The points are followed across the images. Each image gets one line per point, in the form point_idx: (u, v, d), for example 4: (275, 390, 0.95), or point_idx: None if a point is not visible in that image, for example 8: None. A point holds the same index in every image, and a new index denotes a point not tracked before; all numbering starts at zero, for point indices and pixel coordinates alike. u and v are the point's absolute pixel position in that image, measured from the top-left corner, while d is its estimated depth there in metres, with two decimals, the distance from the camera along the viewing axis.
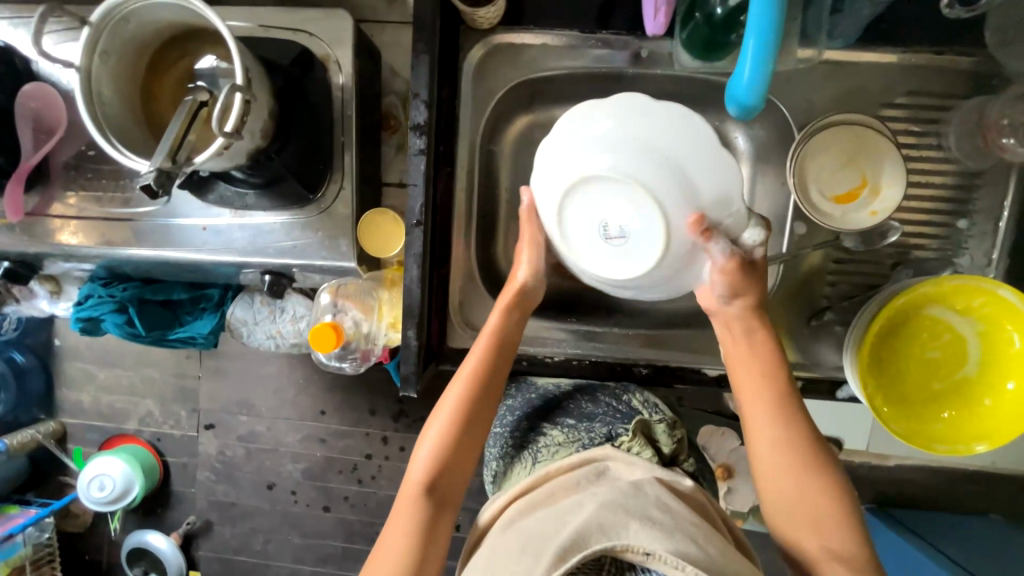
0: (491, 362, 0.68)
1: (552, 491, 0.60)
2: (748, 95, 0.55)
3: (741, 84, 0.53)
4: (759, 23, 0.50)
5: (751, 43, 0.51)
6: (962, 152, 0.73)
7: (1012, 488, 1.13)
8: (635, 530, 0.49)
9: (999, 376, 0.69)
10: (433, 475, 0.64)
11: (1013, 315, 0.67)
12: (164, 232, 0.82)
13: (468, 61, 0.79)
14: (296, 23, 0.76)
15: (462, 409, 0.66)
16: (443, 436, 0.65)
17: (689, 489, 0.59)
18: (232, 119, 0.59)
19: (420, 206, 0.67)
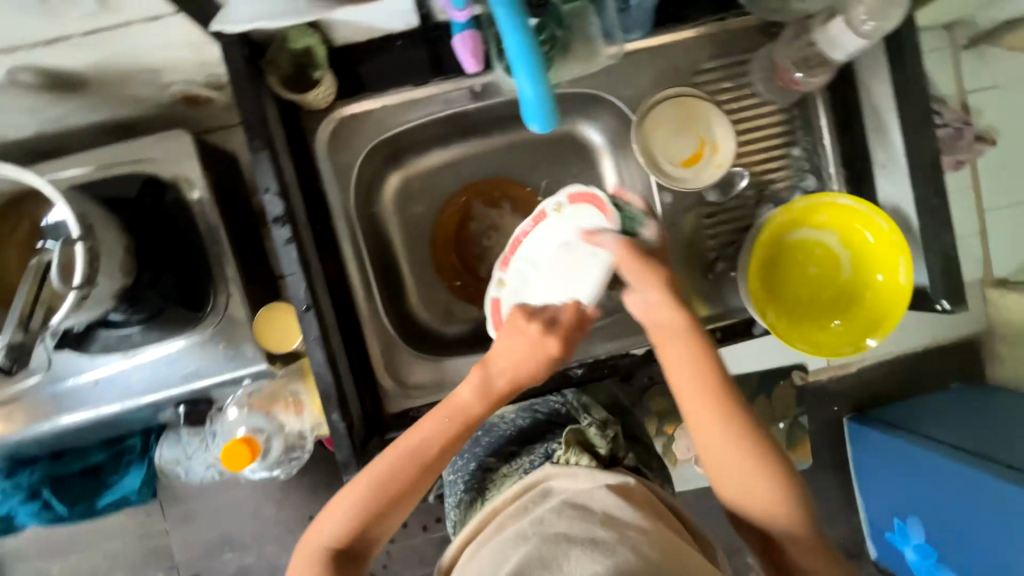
0: (458, 431, 0.65)
1: (497, 529, 0.59)
2: (542, 109, 0.57)
3: (529, 101, 0.55)
4: (518, 50, 0.54)
5: (519, 68, 0.54)
6: (771, 93, 0.83)
7: (961, 360, 1.19)
8: (575, 559, 0.48)
9: (868, 272, 0.77)
10: (353, 530, 0.62)
11: (858, 217, 0.76)
12: (57, 400, 0.77)
13: (319, 140, 0.81)
14: (135, 153, 0.75)
15: (393, 485, 0.63)
16: (374, 500, 0.62)
17: (631, 486, 0.60)
18: (78, 270, 0.57)
19: (304, 291, 0.68)
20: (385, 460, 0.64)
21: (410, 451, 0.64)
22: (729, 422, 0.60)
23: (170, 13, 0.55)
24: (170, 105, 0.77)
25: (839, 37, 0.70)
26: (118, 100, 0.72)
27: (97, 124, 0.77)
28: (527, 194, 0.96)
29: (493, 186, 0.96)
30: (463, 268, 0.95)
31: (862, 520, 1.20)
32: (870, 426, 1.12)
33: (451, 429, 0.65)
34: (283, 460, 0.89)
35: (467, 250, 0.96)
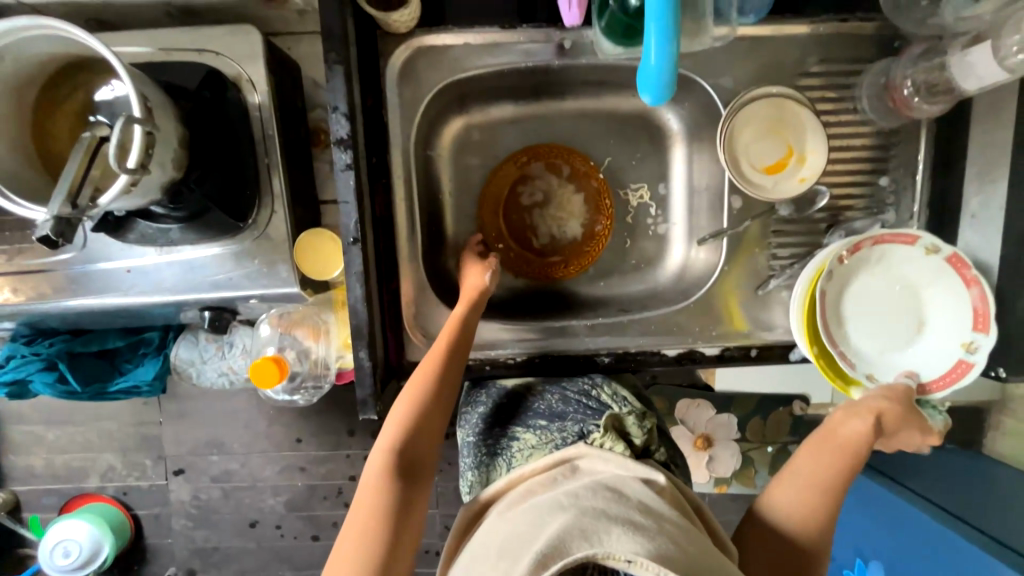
0: (456, 345, 0.72)
1: (524, 495, 0.61)
2: (660, 82, 0.52)
3: (652, 69, 0.51)
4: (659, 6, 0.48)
5: (652, 28, 0.49)
6: (876, 114, 0.77)
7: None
8: (616, 535, 0.48)
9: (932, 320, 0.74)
10: (400, 445, 0.66)
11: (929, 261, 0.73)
12: (87, 279, 0.76)
13: (391, 67, 0.76)
14: (201, 43, 0.72)
15: (417, 396, 0.69)
16: (407, 413, 0.68)
17: (660, 483, 0.60)
18: (134, 152, 0.55)
19: (355, 223, 0.65)
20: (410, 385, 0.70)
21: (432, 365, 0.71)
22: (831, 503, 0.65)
23: None
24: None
25: (974, 64, 0.66)
26: None
27: (162, 2, 0.72)
28: (587, 167, 0.91)
29: (553, 152, 0.90)
30: (508, 232, 0.92)
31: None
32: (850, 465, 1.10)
33: (455, 335, 0.73)
34: (307, 387, 0.90)
35: (516, 213, 0.92)
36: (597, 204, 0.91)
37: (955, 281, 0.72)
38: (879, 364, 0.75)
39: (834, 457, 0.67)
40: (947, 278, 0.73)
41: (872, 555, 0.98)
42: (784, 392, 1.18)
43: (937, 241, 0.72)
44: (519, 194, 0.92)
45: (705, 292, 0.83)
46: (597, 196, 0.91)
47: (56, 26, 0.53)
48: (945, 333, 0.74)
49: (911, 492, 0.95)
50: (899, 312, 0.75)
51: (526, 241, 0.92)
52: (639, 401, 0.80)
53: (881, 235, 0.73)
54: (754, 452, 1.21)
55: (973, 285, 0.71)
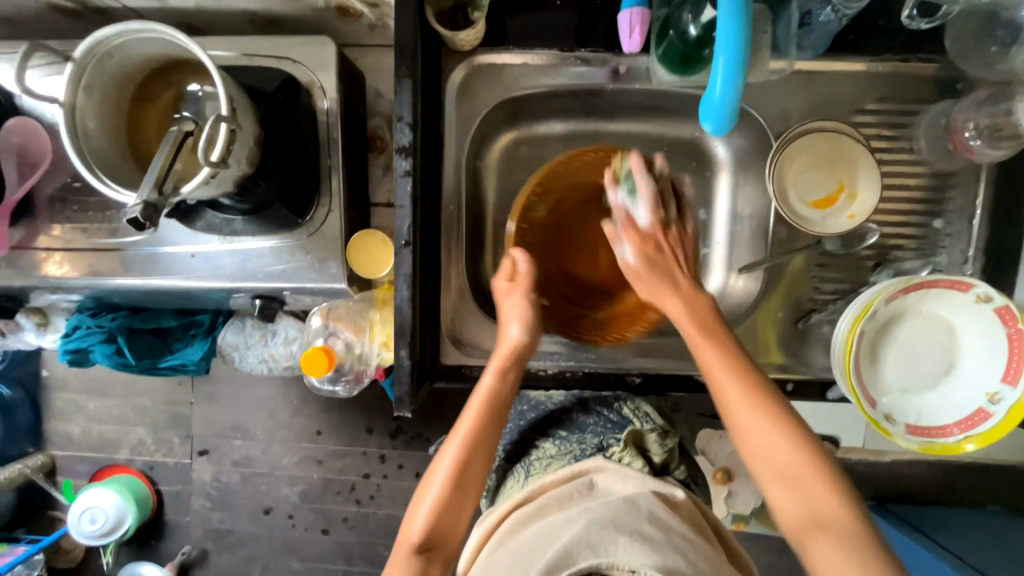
0: (485, 423, 0.67)
1: (541, 506, 0.59)
2: (723, 112, 0.54)
3: (713, 100, 0.52)
4: (729, 41, 0.49)
5: (721, 60, 0.50)
6: (933, 154, 0.76)
7: (1004, 481, 1.16)
8: (625, 546, 0.48)
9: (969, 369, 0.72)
10: (432, 528, 0.63)
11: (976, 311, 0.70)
12: (153, 261, 0.82)
13: (451, 81, 0.80)
14: (280, 50, 0.77)
15: (451, 477, 0.64)
16: (442, 496, 0.64)
17: (679, 499, 0.59)
18: (217, 148, 0.60)
19: (408, 227, 0.68)
20: (440, 468, 0.65)
21: (460, 451, 0.65)
22: (792, 435, 0.59)
23: None
24: (321, 10, 0.78)
25: None
26: None
27: (248, 11, 0.78)
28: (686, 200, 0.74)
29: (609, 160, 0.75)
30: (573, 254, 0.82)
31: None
32: (886, 518, 1.12)
33: (484, 411, 0.67)
34: (347, 380, 0.93)
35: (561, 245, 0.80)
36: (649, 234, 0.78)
37: (997, 333, 0.69)
38: (898, 406, 0.73)
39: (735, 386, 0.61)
40: (989, 331, 0.70)
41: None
42: (814, 433, 1.13)
43: (992, 292, 0.68)
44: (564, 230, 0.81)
45: (743, 322, 0.82)
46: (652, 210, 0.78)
47: (163, 30, 0.59)
48: (970, 382, 0.71)
49: (945, 548, 0.98)
50: (934, 356, 0.73)
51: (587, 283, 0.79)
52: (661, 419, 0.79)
53: (929, 280, 0.70)
54: None
55: (1016, 339, 0.67)
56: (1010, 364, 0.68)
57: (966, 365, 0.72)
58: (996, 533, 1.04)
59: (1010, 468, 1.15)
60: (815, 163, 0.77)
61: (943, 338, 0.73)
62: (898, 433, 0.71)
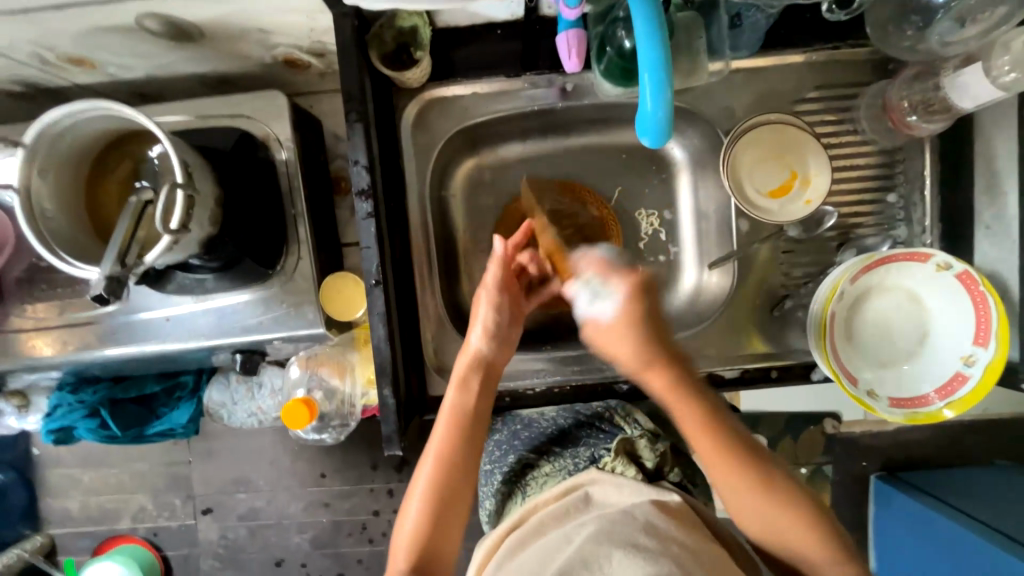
0: (454, 438, 0.68)
1: (536, 525, 0.58)
2: (657, 124, 0.54)
3: (646, 113, 0.53)
4: (650, 59, 0.51)
5: (646, 78, 0.52)
6: (876, 133, 0.79)
7: (1004, 436, 1.17)
8: (619, 561, 0.48)
9: (946, 339, 0.73)
10: (421, 551, 0.63)
11: (938, 281, 0.73)
12: (129, 329, 0.81)
13: (406, 118, 0.81)
14: (233, 108, 0.78)
15: (423, 518, 0.65)
16: (416, 538, 0.64)
17: (678, 503, 0.58)
18: (176, 215, 0.60)
19: (377, 266, 0.69)
20: (420, 480, 0.67)
21: (436, 461, 0.67)
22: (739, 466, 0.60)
23: None
24: (268, 65, 0.79)
25: (968, 85, 0.67)
26: (224, 55, 0.74)
27: (197, 74, 0.80)
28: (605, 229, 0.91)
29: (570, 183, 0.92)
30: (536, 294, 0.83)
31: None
32: (898, 487, 1.13)
33: (453, 429, 0.69)
34: (334, 426, 0.93)
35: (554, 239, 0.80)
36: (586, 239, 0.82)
37: (960, 300, 0.71)
38: (878, 379, 0.75)
39: (703, 441, 0.61)
40: (955, 299, 0.72)
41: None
42: (813, 412, 1.14)
43: (952, 259, 0.71)
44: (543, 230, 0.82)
45: (721, 316, 0.84)
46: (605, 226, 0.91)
47: (110, 107, 0.60)
48: (945, 348, 0.73)
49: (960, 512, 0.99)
50: (907, 329, 0.75)
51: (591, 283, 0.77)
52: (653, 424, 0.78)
53: (888, 255, 0.73)
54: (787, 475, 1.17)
55: (982, 302, 0.69)
56: (982, 325, 0.70)
57: (939, 334, 0.73)
58: (1003, 490, 1.05)
59: (1010, 422, 1.17)
60: (765, 155, 0.79)
61: (913, 308, 0.75)
62: (882, 407, 0.73)
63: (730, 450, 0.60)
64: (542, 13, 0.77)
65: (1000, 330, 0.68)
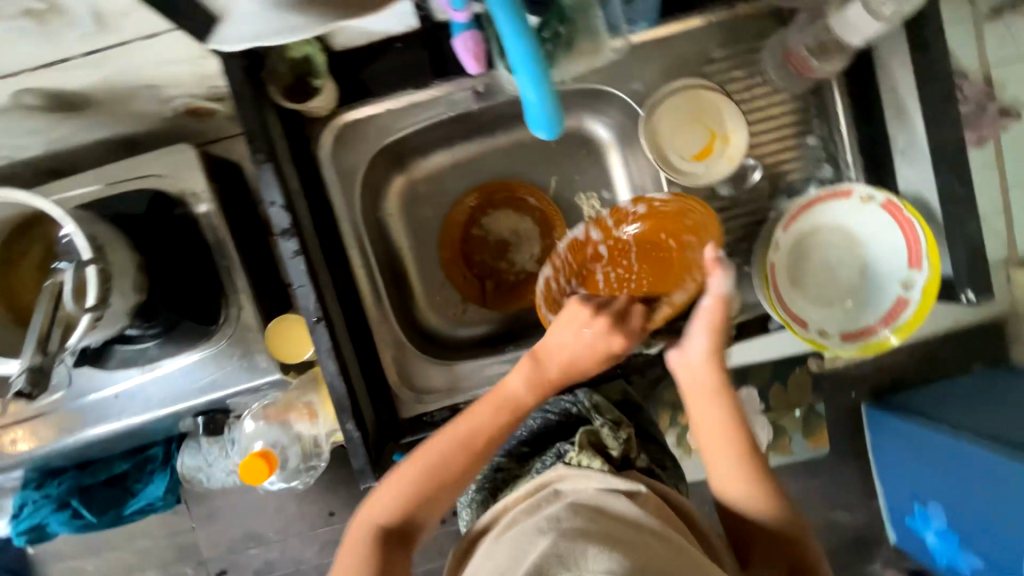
0: (489, 412, 0.63)
1: (510, 523, 0.56)
2: (545, 117, 0.51)
3: (533, 110, 0.50)
4: (522, 53, 0.48)
5: (521, 73, 0.48)
6: (784, 81, 0.81)
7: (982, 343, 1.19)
8: (594, 555, 0.48)
9: (886, 272, 0.75)
10: (406, 508, 0.60)
11: (869, 216, 0.75)
12: (80, 414, 0.79)
13: (323, 147, 0.80)
14: (140, 169, 0.76)
15: (430, 478, 0.61)
16: (421, 478, 0.61)
17: (643, 492, 0.58)
18: (92, 291, 0.59)
19: (314, 304, 0.68)
20: (429, 447, 0.63)
21: (458, 433, 0.63)
22: (750, 469, 0.63)
23: (168, 30, 0.55)
24: (170, 119, 0.77)
25: (858, 23, 0.68)
26: (121, 118, 0.72)
27: (99, 141, 0.77)
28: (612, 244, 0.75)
29: (499, 187, 0.95)
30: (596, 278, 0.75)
31: (881, 504, 1.24)
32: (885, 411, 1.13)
33: (495, 403, 0.64)
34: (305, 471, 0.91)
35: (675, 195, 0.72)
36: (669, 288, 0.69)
37: (889, 231, 0.74)
38: (826, 318, 0.76)
39: (721, 438, 0.64)
40: (887, 228, 0.74)
41: (933, 497, 1.05)
42: (790, 357, 1.16)
43: (873, 191, 0.74)
44: (693, 230, 0.71)
45: None
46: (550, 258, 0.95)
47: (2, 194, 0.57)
48: (883, 279, 0.75)
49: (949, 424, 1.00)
50: (848, 264, 0.77)
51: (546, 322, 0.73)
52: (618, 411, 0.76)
53: (813, 198, 0.76)
54: (783, 421, 1.19)
55: (909, 226, 0.72)
56: (914, 245, 0.72)
57: (877, 267, 0.75)
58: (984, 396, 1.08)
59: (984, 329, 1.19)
60: (683, 119, 0.80)
61: (852, 242, 0.77)
62: (835, 343, 0.75)
63: (747, 451, 0.63)
64: (437, 19, 0.77)
65: (932, 254, 0.71)
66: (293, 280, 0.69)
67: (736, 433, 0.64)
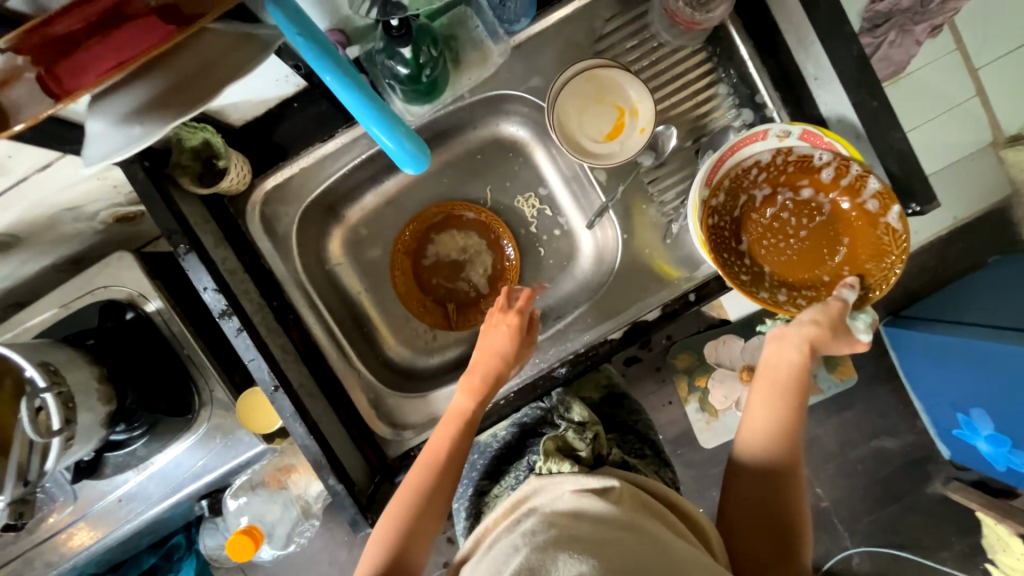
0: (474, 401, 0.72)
1: (490, 543, 0.54)
2: (410, 154, 0.58)
3: (393, 150, 0.56)
4: (360, 107, 0.53)
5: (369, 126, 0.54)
6: (677, 38, 0.79)
7: (985, 232, 1.12)
8: (564, 561, 0.45)
9: (840, 223, 0.71)
10: (416, 503, 0.65)
11: (811, 168, 0.71)
12: (91, 524, 0.82)
13: (251, 219, 0.82)
14: (89, 284, 0.80)
15: (436, 468, 0.68)
16: (426, 470, 0.68)
17: (617, 488, 0.56)
18: (56, 416, 0.63)
19: (269, 373, 0.71)
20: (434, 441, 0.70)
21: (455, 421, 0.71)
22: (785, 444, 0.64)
23: (58, 158, 0.59)
24: (104, 231, 0.80)
25: None
26: (57, 242, 0.76)
27: (45, 268, 0.81)
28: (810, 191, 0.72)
29: (436, 212, 0.94)
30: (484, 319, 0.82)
31: (927, 423, 1.16)
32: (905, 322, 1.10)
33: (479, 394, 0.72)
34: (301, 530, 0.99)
35: (901, 227, 0.65)
36: (785, 278, 0.73)
37: (838, 183, 0.69)
38: (774, 272, 0.73)
39: (772, 401, 0.66)
40: (828, 173, 0.69)
41: (973, 404, 0.97)
42: None
43: (787, 128, 0.71)
44: (881, 253, 0.68)
45: (624, 264, 0.84)
46: (501, 271, 0.95)
47: None
48: (832, 229, 0.72)
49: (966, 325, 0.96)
50: (796, 217, 0.73)
51: (739, 202, 0.74)
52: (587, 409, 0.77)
53: (734, 147, 0.73)
54: None
55: (850, 175, 0.68)
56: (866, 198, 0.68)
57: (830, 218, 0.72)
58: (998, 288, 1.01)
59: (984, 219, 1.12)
60: (587, 101, 0.81)
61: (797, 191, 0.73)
62: (783, 299, 0.72)
63: (788, 427, 0.65)
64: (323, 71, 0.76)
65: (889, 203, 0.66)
66: (245, 355, 0.71)
67: (788, 405, 0.65)
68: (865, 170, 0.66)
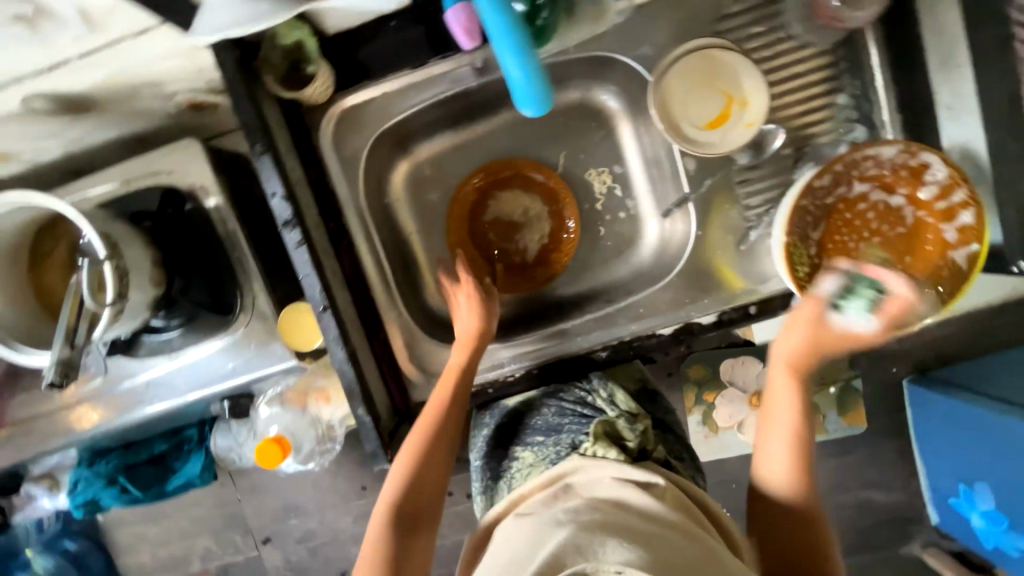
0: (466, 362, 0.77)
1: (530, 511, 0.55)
2: (533, 91, 0.60)
3: (520, 81, 0.59)
4: (502, 29, 0.56)
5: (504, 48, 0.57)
6: (809, 34, 0.73)
7: None
8: (611, 547, 0.45)
9: (915, 245, 0.71)
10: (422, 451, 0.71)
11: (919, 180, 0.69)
12: (116, 400, 0.83)
13: (324, 135, 0.79)
14: (152, 164, 0.78)
15: (433, 420, 0.73)
16: (428, 422, 0.73)
17: (660, 486, 0.56)
18: (108, 290, 0.62)
19: (320, 292, 0.71)
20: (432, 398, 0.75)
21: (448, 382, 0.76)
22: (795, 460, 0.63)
23: (156, 25, 0.55)
24: (175, 115, 0.78)
25: None
26: (130, 116, 0.75)
27: (111, 140, 0.79)
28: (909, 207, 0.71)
29: (504, 167, 0.91)
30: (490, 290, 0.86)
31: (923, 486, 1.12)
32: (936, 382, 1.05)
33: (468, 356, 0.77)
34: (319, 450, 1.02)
35: (966, 266, 0.67)
36: None
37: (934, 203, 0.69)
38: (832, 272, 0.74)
39: (782, 420, 0.65)
40: (934, 193, 0.69)
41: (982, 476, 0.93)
42: None
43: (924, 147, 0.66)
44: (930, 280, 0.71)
45: (690, 262, 0.81)
46: (557, 242, 0.91)
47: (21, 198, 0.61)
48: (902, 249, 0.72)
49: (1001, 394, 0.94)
50: (875, 225, 0.73)
51: (837, 190, 0.72)
52: (632, 403, 0.79)
53: (861, 150, 0.69)
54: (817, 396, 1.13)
55: (958, 203, 0.67)
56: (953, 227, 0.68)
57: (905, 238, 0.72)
58: None
59: None
60: (695, 83, 0.76)
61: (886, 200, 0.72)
62: None
63: (799, 440, 0.63)
64: None
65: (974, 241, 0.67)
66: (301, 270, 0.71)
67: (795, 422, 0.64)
68: (972, 200, 0.65)
